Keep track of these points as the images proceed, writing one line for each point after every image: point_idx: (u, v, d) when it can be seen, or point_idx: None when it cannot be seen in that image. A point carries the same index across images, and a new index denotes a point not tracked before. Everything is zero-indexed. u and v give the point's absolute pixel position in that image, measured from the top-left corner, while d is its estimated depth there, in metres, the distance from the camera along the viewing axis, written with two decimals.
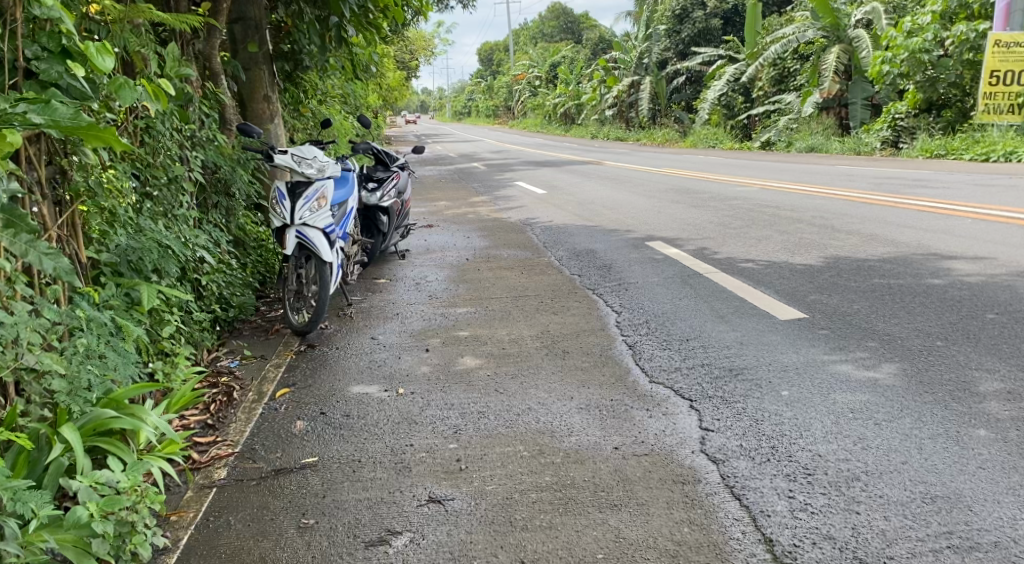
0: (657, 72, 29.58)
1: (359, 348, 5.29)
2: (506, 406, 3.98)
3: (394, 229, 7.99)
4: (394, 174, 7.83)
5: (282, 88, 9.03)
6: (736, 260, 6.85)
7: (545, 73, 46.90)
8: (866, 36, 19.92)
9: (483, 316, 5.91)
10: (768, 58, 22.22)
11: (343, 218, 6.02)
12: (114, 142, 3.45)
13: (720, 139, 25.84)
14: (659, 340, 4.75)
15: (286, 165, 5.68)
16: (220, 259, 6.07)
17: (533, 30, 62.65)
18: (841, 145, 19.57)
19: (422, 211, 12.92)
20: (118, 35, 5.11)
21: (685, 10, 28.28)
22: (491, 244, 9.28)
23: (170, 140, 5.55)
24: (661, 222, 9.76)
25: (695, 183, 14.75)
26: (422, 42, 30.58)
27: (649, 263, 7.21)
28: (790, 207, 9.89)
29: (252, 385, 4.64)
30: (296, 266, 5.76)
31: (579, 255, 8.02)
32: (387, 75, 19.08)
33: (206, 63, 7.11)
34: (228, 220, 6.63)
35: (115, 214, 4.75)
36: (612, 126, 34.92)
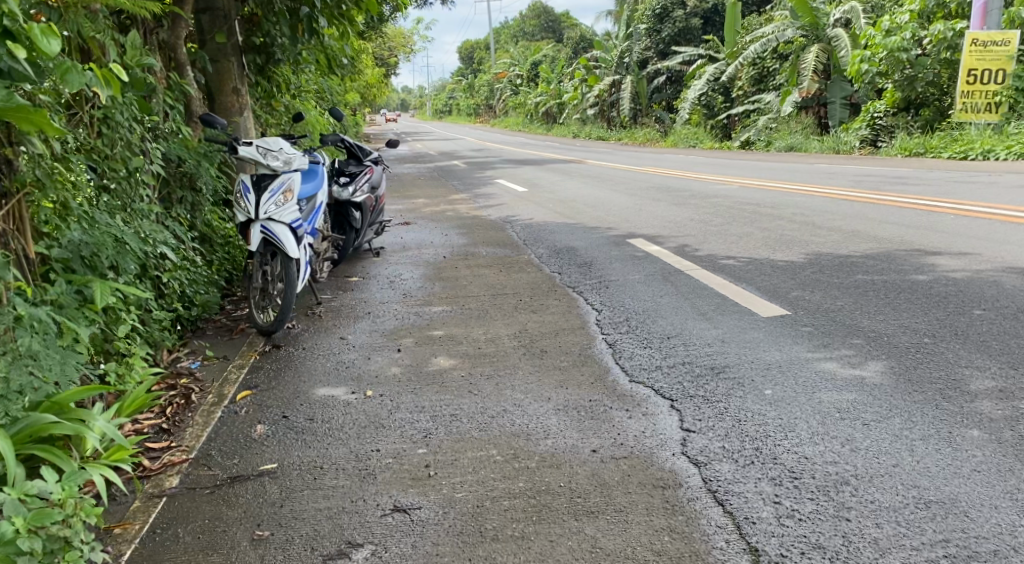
0: (638, 72, 29.53)
1: (327, 349, 5.08)
2: (479, 408, 3.79)
3: (368, 225, 7.77)
4: (367, 168, 7.61)
5: (253, 82, 8.71)
6: (717, 257, 6.70)
7: (526, 72, 46.81)
8: (845, 35, 19.91)
9: (458, 314, 5.71)
10: (747, 58, 22.18)
11: (312, 213, 5.82)
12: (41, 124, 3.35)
13: (700, 138, 25.79)
14: (640, 339, 4.58)
15: (251, 157, 5.45)
16: (184, 257, 5.84)
17: (514, 30, 62.50)
18: (820, 144, 19.56)
19: (400, 209, 12.70)
20: (71, 19, 4.87)
21: (665, 10, 28.22)
22: (468, 242, 9.09)
23: (129, 131, 5.31)
24: (642, 219, 9.61)
25: (676, 181, 14.63)
26: (401, 40, 30.34)
27: (630, 260, 7.06)
28: (772, 204, 9.78)
29: (213, 387, 4.43)
30: (261, 263, 5.54)
31: (557, 253, 7.85)
32: (364, 71, 18.83)
33: (171, 54, 6.83)
34: (193, 216, 6.39)
35: (67, 208, 4.52)
36: (593, 125, 34.84)
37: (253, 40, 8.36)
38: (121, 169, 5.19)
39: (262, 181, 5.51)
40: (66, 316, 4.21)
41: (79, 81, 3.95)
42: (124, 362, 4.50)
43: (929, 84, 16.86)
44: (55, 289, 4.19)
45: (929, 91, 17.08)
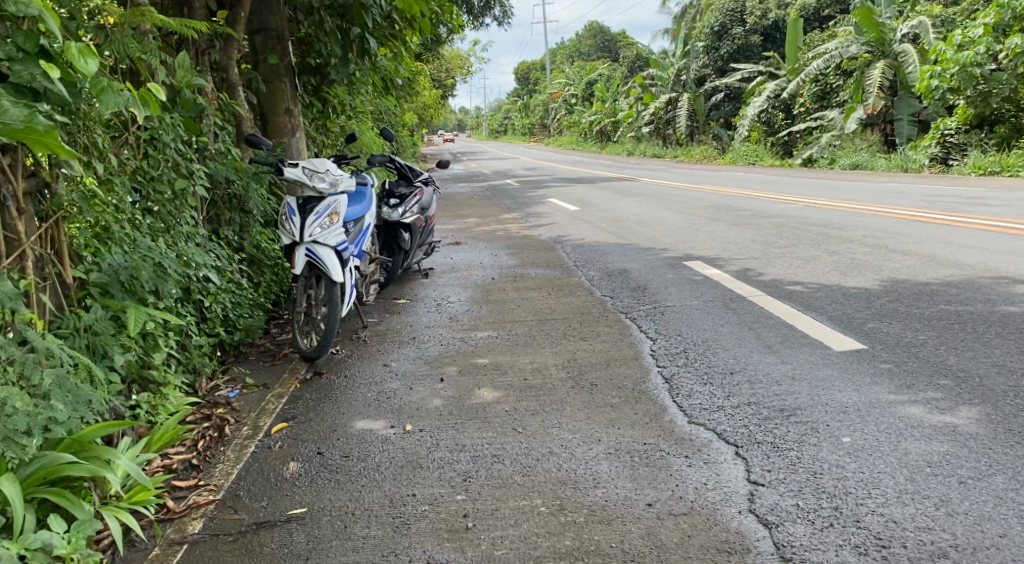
0: (695, 90, 29.06)
1: (369, 377, 4.85)
2: (524, 449, 3.51)
3: (417, 246, 7.57)
4: (417, 190, 7.43)
5: (307, 103, 8.59)
6: (781, 284, 6.32)
7: (581, 91, 46.55)
8: (914, 50, 19.21)
9: (505, 341, 5.45)
10: (809, 74, 21.60)
11: (359, 235, 5.64)
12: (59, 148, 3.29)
13: (760, 156, 25.19)
14: (700, 374, 4.27)
15: (297, 178, 5.30)
16: (229, 279, 5.65)
17: (570, 49, 62.35)
18: (887, 162, 18.91)
19: (451, 228, 12.53)
20: (118, 38, 4.72)
21: (724, 27, 27.70)
22: (519, 263, 8.84)
23: (175, 151, 5.17)
24: (700, 240, 9.25)
25: (735, 200, 14.19)
26: (458, 59, 30.37)
27: (687, 284, 6.72)
28: (839, 225, 9.34)
29: (249, 418, 4.23)
30: (305, 288, 5.35)
31: (611, 276, 7.56)
32: (419, 91, 18.78)
33: (223, 74, 6.71)
34: (242, 238, 6.24)
35: (108, 230, 4.36)
36: (649, 143, 34.41)
37: (308, 62, 8.30)
38: (166, 192, 5.06)
39: (307, 203, 5.35)
40: (100, 344, 4.01)
41: (115, 102, 3.82)
42: (157, 392, 4.28)
43: (1004, 100, 16.16)
44: (89, 315, 3.99)
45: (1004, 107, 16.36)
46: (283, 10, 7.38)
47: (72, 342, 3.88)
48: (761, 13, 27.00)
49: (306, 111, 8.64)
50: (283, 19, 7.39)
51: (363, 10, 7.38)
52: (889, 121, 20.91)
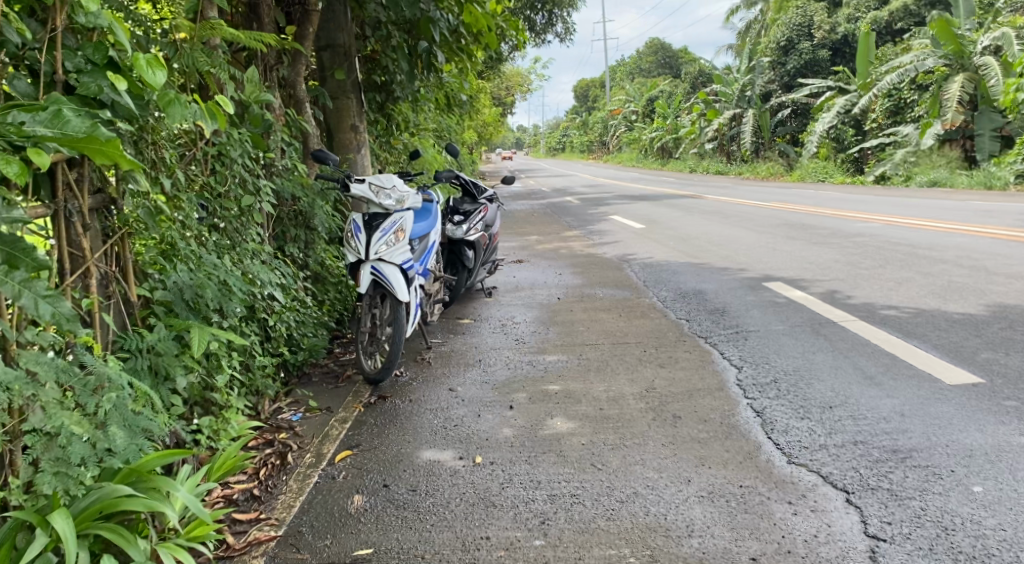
0: (760, 105, 28.43)
1: (435, 403, 4.60)
2: (605, 489, 3.22)
3: (481, 264, 7.34)
4: (482, 206, 7.23)
5: (372, 119, 8.48)
6: (873, 309, 5.91)
7: (642, 107, 46.00)
8: (995, 63, 18.41)
9: (578, 366, 5.17)
10: (883, 88, 20.88)
11: (425, 252, 5.44)
12: (121, 158, 3.14)
13: (830, 173, 24.46)
14: (795, 408, 3.96)
15: (363, 195, 5.11)
16: (293, 297, 5.48)
17: (630, 65, 61.90)
18: (968, 179, 18.18)
19: (514, 246, 12.30)
20: (187, 52, 4.60)
21: (791, 41, 27.00)
22: (586, 282, 8.57)
23: (242, 167, 5.03)
24: (777, 260, 8.88)
25: (807, 218, 13.72)
26: (519, 77, 30.23)
27: (768, 307, 6.37)
28: (927, 246, 8.92)
29: (311, 445, 4.02)
30: (370, 307, 5.15)
31: (685, 296, 7.24)
32: (480, 109, 18.67)
33: (290, 90, 6.59)
34: (307, 255, 6.09)
35: (173, 246, 4.21)
36: (712, 160, 33.76)
37: (374, 78, 8.16)
38: (233, 208, 4.92)
39: (373, 220, 5.17)
40: (163, 365, 3.83)
41: (181, 113, 3.65)
42: (219, 417, 4.09)
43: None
44: (152, 335, 3.81)
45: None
46: (350, 25, 7.28)
47: (134, 363, 3.71)
48: (829, 27, 26.24)
49: (372, 128, 8.54)
50: (351, 35, 7.28)
51: (430, 24, 7.12)
52: (969, 137, 20.10)
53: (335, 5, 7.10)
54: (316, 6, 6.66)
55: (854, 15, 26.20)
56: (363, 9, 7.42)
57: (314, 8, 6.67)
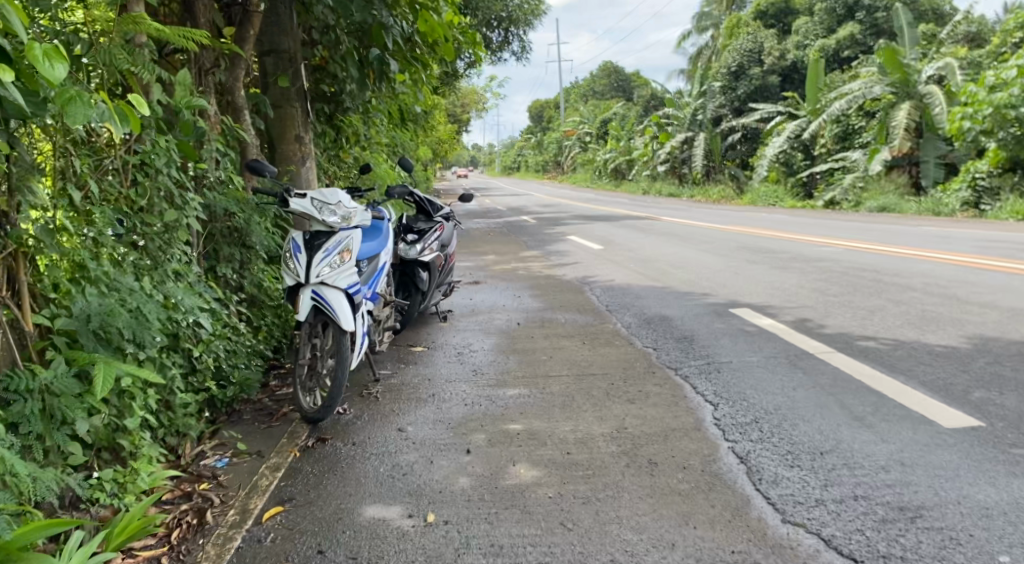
0: (712, 129, 28.52)
1: (382, 445, 4.13)
2: (578, 557, 2.87)
3: (436, 286, 6.88)
4: (438, 225, 6.80)
5: (320, 133, 7.96)
6: (850, 339, 5.58)
7: (596, 129, 45.86)
8: (940, 91, 18.69)
9: (541, 401, 4.73)
10: (832, 115, 21.04)
11: (373, 275, 4.95)
12: None
13: (781, 198, 24.46)
14: (782, 454, 3.58)
15: (304, 211, 4.61)
16: (224, 323, 4.93)
17: (583, 89, 62.06)
18: (917, 205, 18.28)
19: (469, 266, 11.84)
20: (104, 48, 4.10)
21: (741, 67, 27.04)
22: (546, 306, 8.16)
23: (169, 178, 4.51)
24: (742, 285, 8.57)
25: (765, 241, 13.54)
26: (474, 95, 29.82)
27: (740, 335, 6.02)
28: (892, 273, 8.73)
29: (237, 498, 3.53)
30: (310, 336, 4.65)
31: (651, 322, 6.86)
32: (435, 128, 18.25)
33: (228, 97, 6.07)
34: (243, 276, 5.54)
35: (81, 267, 3.70)
36: (664, 182, 33.74)
37: (322, 88, 7.70)
38: (156, 225, 4.39)
39: (315, 239, 4.67)
40: (60, 408, 3.31)
41: (87, 111, 3.15)
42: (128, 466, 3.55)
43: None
44: (47, 372, 3.30)
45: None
46: (296, 30, 6.79)
47: (23, 406, 3.18)
48: (779, 55, 26.35)
49: (319, 142, 8.03)
50: (296, 40, 6.79)
51: (382, 30, 6.67)
52: (915, 163, 20.09)
53: (279, 8, 6.60)
54: (258, 7, 6.15)
55: (803, 43, 26.36)
56: (310, 13, 6.92)
57: (256, 8, 6.15)
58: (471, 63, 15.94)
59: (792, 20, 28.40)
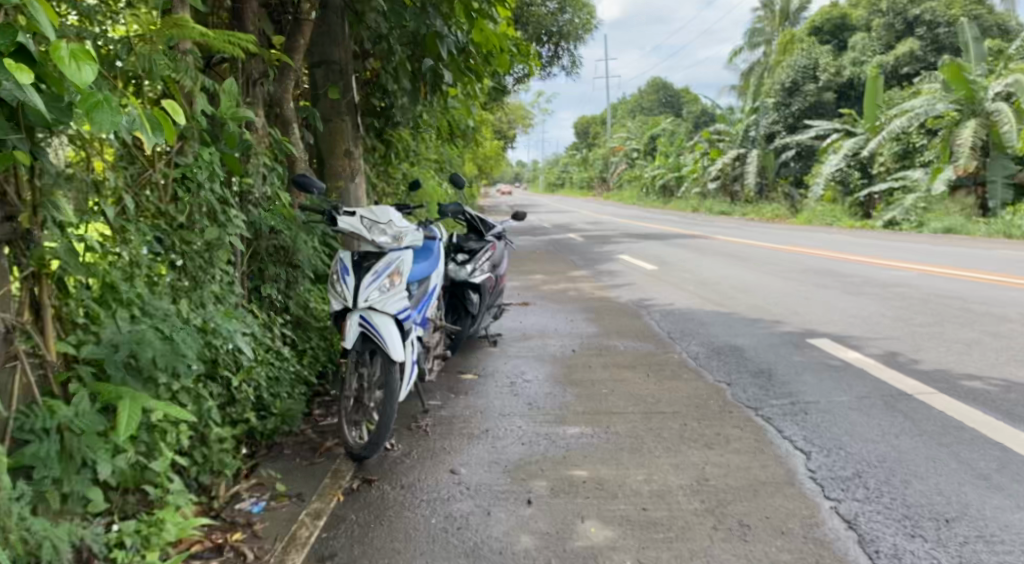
0: (765, 146, 27.74)
1: (435, 489, 3.73)
2: None
3: (487, 309, 6.45)
4: (489, 245, 6.41)
5: (370, 149, 7.63)
6: (951, 380, 5.06)
7: (645, 145, 45.17)
8: (1009, 109, 17.64)
9: (607, 443, 4.28)
10: (891, 132, 20.21)
11: (423, 298, 4.56)
12: None
13: (836, 216, 23.55)
14: (895, 520, 3.10)
15: (351, 230, 4.23)
16: (268, 349, 4.57)
17: (631, 105, 61.52)
18: (986, 227, 17.38)
19: (519, 285, 11.44)
20: (146, 53, 3.78)
21: (795, 83, 26.20)
22: (603, 330, 7.71)
23: (213, 194, 4.19)
24: (814, 312, 8.04)
25: (830, 263, 12.91)
26: (521, 111, 29.51)
27: (822, 370, 5.51)
28: (978, 302, 8.12)
29: (271, 556, 3.18)
30: (356, 365, 4.24)
31: (720, 352, 6.38)
32: (485, 144, 17.93)
33: (276, 109, 5.75)
34: (287, 297, 5.19)
35: (113, 288, 3.38)
36: (714, 200, 32.94)
37: (373, 102, 7.36)
38: (197, 242, 4.06)
39: (364, 260, 4.27)
40: (79, 447, 3.00)
41: (116, 118, 2.82)
42: (155, 513, 3.22)
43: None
44: (67, 408, 2.99)
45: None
46: (348, 41, 6.50)
47: (39, 447, 2.89)
48: (835, 70, 25.53)
49: (369, 157, 7.71)
50: (349, 51, 6.48)
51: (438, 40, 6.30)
52: (981, 183, 19.22)
53: (331, 17, 6.31)
54: (309, 15, 5.83)
55: (860, 59, 25.45)
56: (363, 22, 6.60)
57: (307, 17, 5.83)
58: (520, 77, 15.60)
59: (849, 35, 27.49)
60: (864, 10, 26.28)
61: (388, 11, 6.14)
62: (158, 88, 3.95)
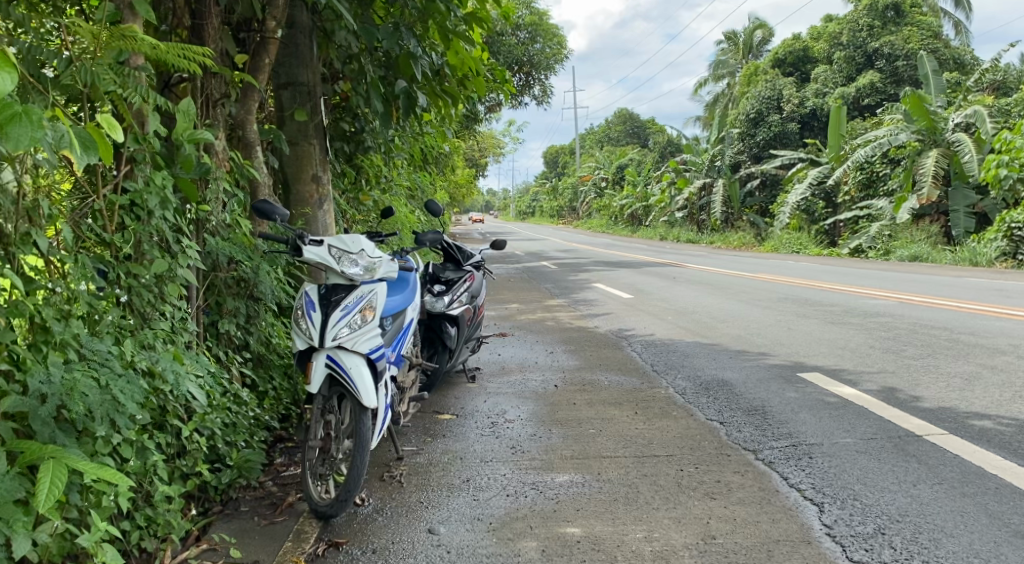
0: (730, 175, 27.71)
1: (411, 555, 3.33)
2: None
3: (465, 343, 6.06)
4: (468, 275, 6.05)
5: (339, 175, 7.26)
6: (960, 419, 4.78)
7: (611, 174, 45.05)
8: (969, 139, 17.87)
9: (600, 492, 3.91)
10: (855, 161, 20.23)
11: (398, 334, 4.16)
12: None
13: (803, 245, 23.26)
14: None
15: (319, 261, 3.83)
16: (225, 392, 4.14)
17: (598, 134, 61.71)
18: (952, 255, 17.30)
19: (492, 315, 11.06)
20: (87, 66, 3.40)
21: (759, 114, 26.25)
22: (584, 363, 7.36)
23: (164, 222, 3.79)
24: (799, 343, 7.77)
25: (806, 292, 12.70)
26: (490, 140, 29.25)
27: (821, 407, 5.21)
28: (963, 334, 7.91)
29: None
30: (322, 412, 3.83)
31: (709, 387, 6.05)
32: (455, 171, 17.61)
33: (238, 131, 5.33)
34: (248, 333, 4.76)
35: (44, 330, 2.98)
36: (682, 228, 32.85)
37: (343, 126, 7.00)
38: (145, 275, 3.64)
39: (332, 294, 3.87)
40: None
41: (35, 133, 2.44)
42: None
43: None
44: None
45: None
46: (316, 62, 6.13)
47: None
48: (799, 101, 25.63)
49: (339, 182, 7.33)
50: (317, 73, 6.12)
51: (412, 60, 5.90)
52: (943, 212, 19.30)
53: (298, 37, 5.95)
54: (276, 34, 5.36)
55: (823, 90, 25.58)
56: (331, 40, 6.26)
57: (273, 35, 5.36)
58: (491, 104, 15.40)
59: (811, 66, 27.67)
60: (826, 43, 26.53)
61: (360, 30, 5.76)
62: (103, 106, 3.56)
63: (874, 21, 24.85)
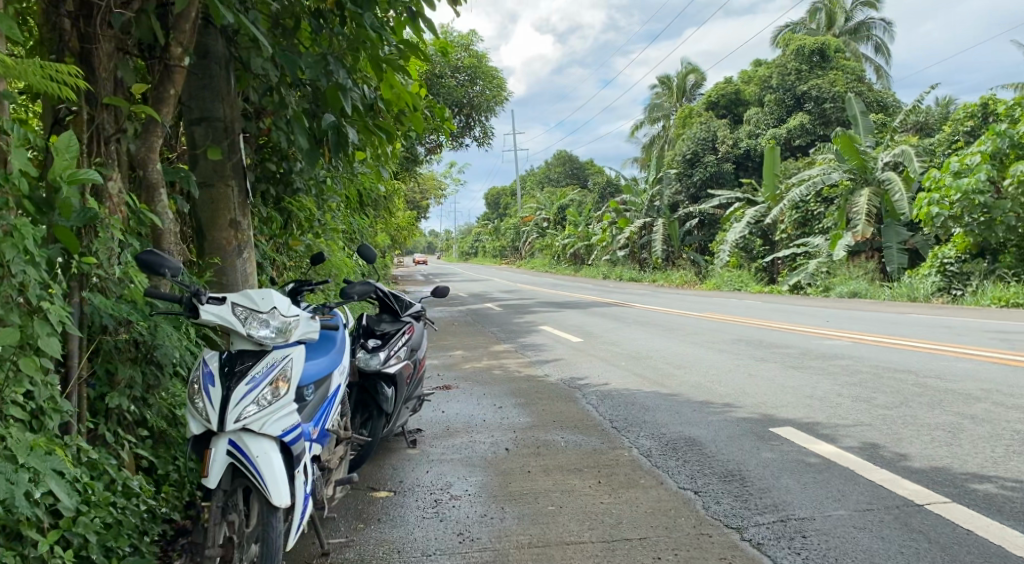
0: (669, 215, 27.58)
1: None
2: None
3: (405, 404, 5.38)
4: (406, 327, 5.42)
5: (265, 218, 6.56)
6: (960, 482, 4.28)
7: (552, 215, 44.80)
8: (898, 177, 17.94)
9: None
10: (790, 200, 20.19)
11: (323, 406, 3.49)
12: None
13: (745, 283, 22.99)
14: None
15: (220, 321, 3.16)
16: (108, 482, 3.42)
17: (538, 176, 61.72)
18: (889, 291, 17.17)
19: (434, 365, 10.38)
20: None
21: (696, 154, 26.27)
22: (536, 419, 6.73)
23: (34, 279, 3.08)
24: (763, 392, 7.26)
25: (759, 333, 12.27)
26: (431, 183, 28.76)
27: (805, 469, 4.67)
28: (929, 378, 7.48)
29: None
30: (224, 510, 3.17)
31: (677, 446, 5.48)
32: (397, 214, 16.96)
33: (137, 172, 4.51)
34: (147, 406, 4.02)
35: None
36: (624, 268, 32.58)
37: (268, 165, 6.31)
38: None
39: (236, 363, 3.22)
40: None
41: None
42: None
43: (1012, 228, 14.57)
44: None
45: (1010, 236, 14.74)
46: (235, 97, 5.45)
47: None
48: (733, 142, 25.72)
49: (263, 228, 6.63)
50: (236, 107, 5.42)
51: (340, 89, 5.16)
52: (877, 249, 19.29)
53: (213, 67, 5.29)
54: (182, 62, 4.69)
55: (756, 131, 25.67)
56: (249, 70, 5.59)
57: (179, 64, 4.68)
58: (431, 145, 14.86)
59: (743, 108, 27.87)
60: (758, 85, 26.73)
61: (279, 59, 5.06)
62: None
63: (801, 65, 25.10)
